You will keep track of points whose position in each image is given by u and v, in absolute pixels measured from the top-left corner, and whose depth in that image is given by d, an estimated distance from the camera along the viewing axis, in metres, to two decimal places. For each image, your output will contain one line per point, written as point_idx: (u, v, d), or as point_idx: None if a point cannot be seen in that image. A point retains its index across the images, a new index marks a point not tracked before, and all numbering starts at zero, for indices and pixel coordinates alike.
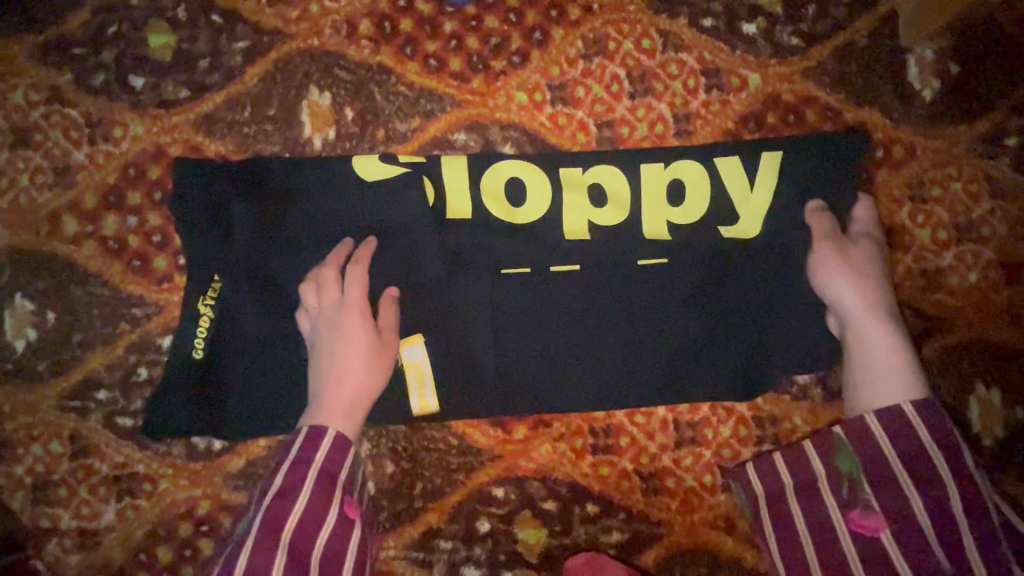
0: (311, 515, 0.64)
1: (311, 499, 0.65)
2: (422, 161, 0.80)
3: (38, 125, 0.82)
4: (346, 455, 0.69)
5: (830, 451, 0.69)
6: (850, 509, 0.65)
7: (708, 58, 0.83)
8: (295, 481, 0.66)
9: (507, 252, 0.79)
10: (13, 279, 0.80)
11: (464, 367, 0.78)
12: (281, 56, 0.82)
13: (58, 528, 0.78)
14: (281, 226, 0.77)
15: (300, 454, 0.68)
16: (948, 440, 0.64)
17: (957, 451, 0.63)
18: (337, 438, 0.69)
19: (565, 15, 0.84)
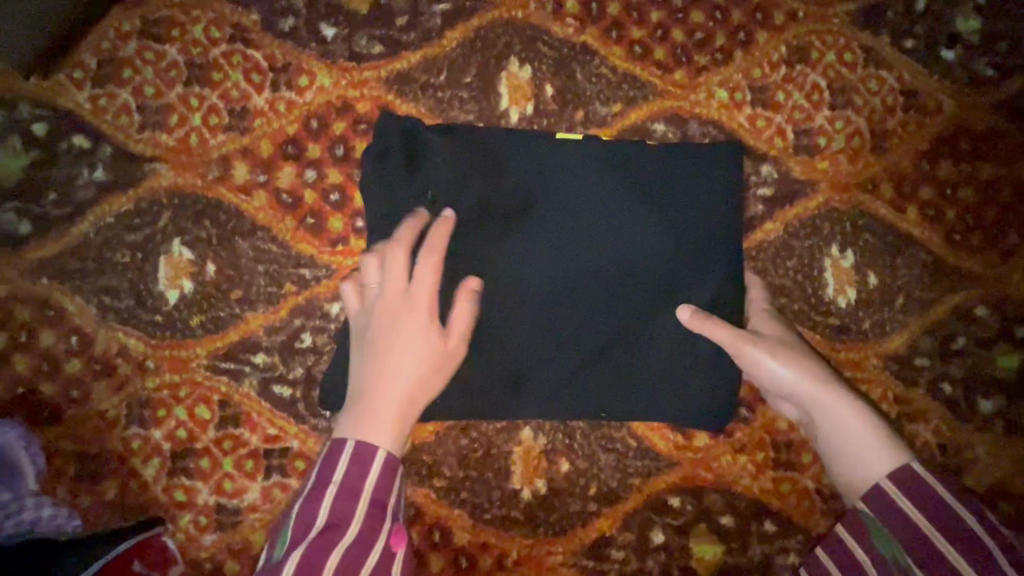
0: (358, 546, 0.54)
1: (362, 527, 0.55)
2: (623, 143, 0.77)
3: (217, 64, 0.76)
4: (393, 482, 0.59)
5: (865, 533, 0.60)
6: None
7: (906, 79, 0.83)
8: (346, 506, 0.56)
9: (701, 242, 0.75)
10: (174, 225, 0.74)
11: (654, 362, 0.73)
12: (483, 24, 0.79)
13: (194, 503, 0.70)
14: (479, 195, 0.73)
15: (347, 479, 0.57)
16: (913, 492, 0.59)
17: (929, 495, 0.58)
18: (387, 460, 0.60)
19: (770, 19, 0.82)
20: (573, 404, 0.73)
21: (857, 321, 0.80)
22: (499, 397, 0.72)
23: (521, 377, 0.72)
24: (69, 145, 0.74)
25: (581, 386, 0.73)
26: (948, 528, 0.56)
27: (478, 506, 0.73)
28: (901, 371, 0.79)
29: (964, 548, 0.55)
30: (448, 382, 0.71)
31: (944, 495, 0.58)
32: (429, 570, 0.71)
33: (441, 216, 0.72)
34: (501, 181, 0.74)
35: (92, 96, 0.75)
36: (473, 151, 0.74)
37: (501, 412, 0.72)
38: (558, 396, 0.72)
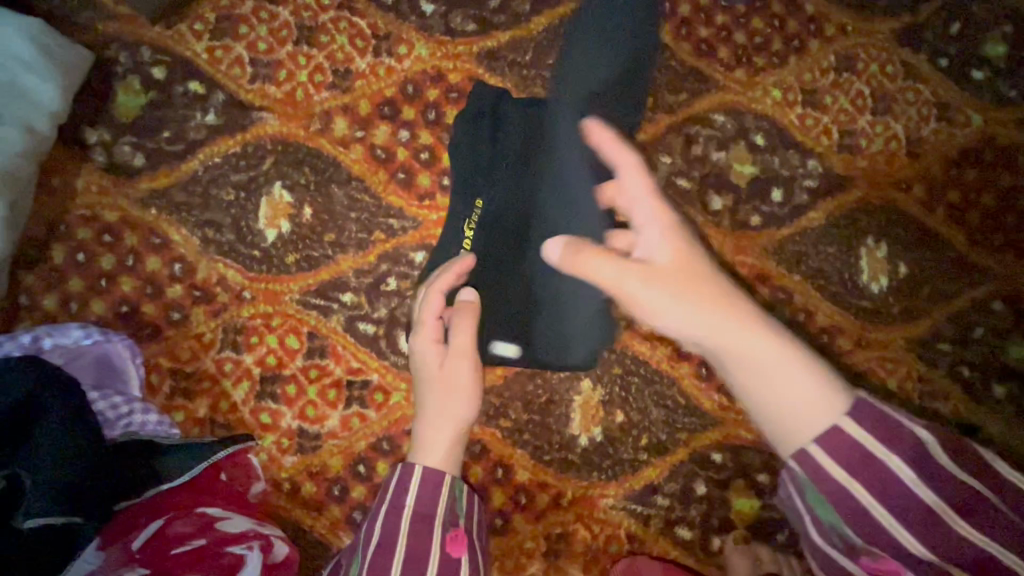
0: (413, 557, 0.60)
1: (412, 541, 0.61)
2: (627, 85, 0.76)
3: (324, 28, 0.83)
4: (438, 493, 0.65)
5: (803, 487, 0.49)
6: (856, 555, 0.48)
7: (940, 93, 0.92)
8: (397, 521, 0.63)
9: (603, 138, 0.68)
10: (276, 169, 0.80)
11: None
12: (567, 13, 0.87)
13: (278, 426, 0.76)
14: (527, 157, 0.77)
15: (395, 498, 0.65)
16: (859, 447, 0.48)
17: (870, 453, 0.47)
18: (427, 473, 0.66)
19: (822, 30, 0.91)
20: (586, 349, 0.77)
21: (888, 306, 0.87)
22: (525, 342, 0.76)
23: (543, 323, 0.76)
24: (184, 89, 0.80)
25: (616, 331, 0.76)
26: (868, 478, 0.47)
27: (539, 447, 0.78)
28: (924, 354, 0.87)
29: (895, 502, 0.47)
30: (486, 321, 0.76)
31: (867, 445, 0.48)
32: (491, 503, 0.77)
33: (499, 166, 0.78)
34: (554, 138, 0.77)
35: (209, 47, 0.81)
36: (538, 112, 0.80)
37: (524, 357, 0.77)
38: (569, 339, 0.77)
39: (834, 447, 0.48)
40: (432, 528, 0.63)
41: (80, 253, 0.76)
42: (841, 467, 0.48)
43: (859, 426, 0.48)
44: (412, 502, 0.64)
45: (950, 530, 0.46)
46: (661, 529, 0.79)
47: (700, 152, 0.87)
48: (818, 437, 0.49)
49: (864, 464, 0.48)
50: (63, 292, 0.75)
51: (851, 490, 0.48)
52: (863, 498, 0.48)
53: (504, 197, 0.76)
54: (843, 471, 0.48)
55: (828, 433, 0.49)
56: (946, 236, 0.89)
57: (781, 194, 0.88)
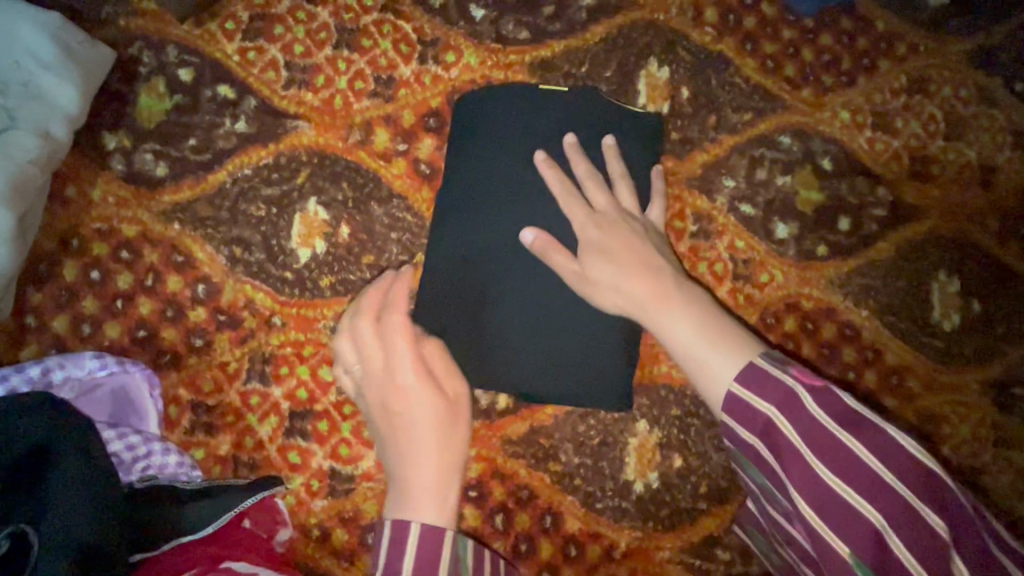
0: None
1: None
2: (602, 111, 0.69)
3: (367, 31, 0.77)
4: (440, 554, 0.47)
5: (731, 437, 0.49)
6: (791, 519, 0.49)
7: (1015, 119, 0.86)
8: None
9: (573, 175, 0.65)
10: (312, 183, 0.73)
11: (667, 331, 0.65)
12: (625, 23, 0.81)
13: (308, 465, 0.69)
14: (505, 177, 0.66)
15: (387, 565, 0.47)
16: (746, 405, 0.47)
17: (750, 410, 0.47)
18: (420, 528, 0.48)
19: (892, 49, 0.86)
20: (611, 382, 0.67)
21: (960, 345, 0.81)
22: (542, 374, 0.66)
23: (558, 350, 0.66)
24: (213, 94, 0.73)
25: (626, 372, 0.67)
26: (770, 440, 0.46)
27: (591, 494, 0.72)
28: (998, 398, 0.81)
29: (790, 470, 0.45)
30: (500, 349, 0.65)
31: (760, 404, 0.46)
32: (539, 554, 0.71)
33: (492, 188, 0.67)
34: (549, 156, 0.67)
35: (241, 48, 0.75)
36: (529, 121, 0.68)
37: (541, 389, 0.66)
38: (595, 368, 0.66)
39: (733, 405, 0.48)
40: None
41: (95, 270, 0.69)
42: (744, 429, 0.47)
43: (746, 389, 0.47)
44: (407, 569, 0.46)
45: (820, 482, 0.43)
46: None
47: (764, 175, 0.81)
48: (720, 405, 0.49)
49: (749, 419, 0.47)
50: (75, 313, 0.68)
51: (757, 449, 0.47)
52: (767, 456, 0.46)
53: (501, 226, 0.66)
54: (746, 431, 0.47)
55: (731, 404, 0.48)
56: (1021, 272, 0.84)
57: (849, 223, 0.82)
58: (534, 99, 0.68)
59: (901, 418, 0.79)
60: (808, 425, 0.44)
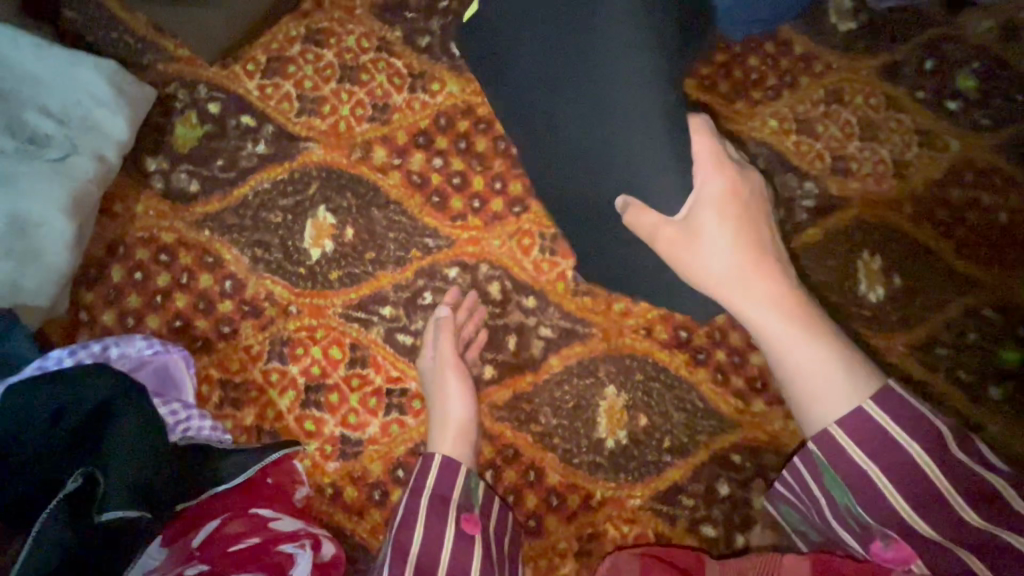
0: (432, 539, 0.65)
1: (430, 524, 0.66)
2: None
3: (365, 68, 0.92)
4: (456, 479, 0.70)
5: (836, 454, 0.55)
6: (869, 542, 0.55)
7: (920, 122, 1.01)
8: (413, 514, 0.66)
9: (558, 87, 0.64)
10: (320, 193, 0.87)
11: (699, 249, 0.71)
12: None
13: (322, 432, 0.80)
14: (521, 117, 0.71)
15: (416, 485, 0.70)
16: (883, 437, 0.53)
17: (891, 445, 0.52)
18: (445, 461, 0.71)
19: (811, 68, 1.01)
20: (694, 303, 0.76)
21: (886, 313, 0.94)
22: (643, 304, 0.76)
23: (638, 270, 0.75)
24: (237, 123, 0.88)
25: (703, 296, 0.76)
26: (886, 462, 0.52)
27: (568, 451, 0.83)
28: (923, 358, 0.93)
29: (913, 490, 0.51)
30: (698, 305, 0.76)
31: (887, 427, 0.53)
32: (525, 504, 0.81)
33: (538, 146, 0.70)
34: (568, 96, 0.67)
35: (261, 85, 0.89)
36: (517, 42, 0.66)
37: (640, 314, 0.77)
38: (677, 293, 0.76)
39: (854, 423, 0.54)
40: (448, 509, 0.67)
41: (138, 272, 0.82)
42: (863, 452, 0.53)
43: (882, 412, 0.53)
44: (432, 485, 0.69)
45: (947, 504, 0.50)
46: (687, 528, 0.82)
47: None
48: (840, 424, 0.54)
49: (882, 446, 0.53)
50: (122, 308, 0.80)
51: (867, 470, 0.53)
52: (877, 475, 0.53)
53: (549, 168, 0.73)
54: (868, 460, 0.53)
55: (825, 436, 0.56)
56: (934, 250, 0.97)
57: (782, 213, 0.96)
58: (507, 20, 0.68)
59: None
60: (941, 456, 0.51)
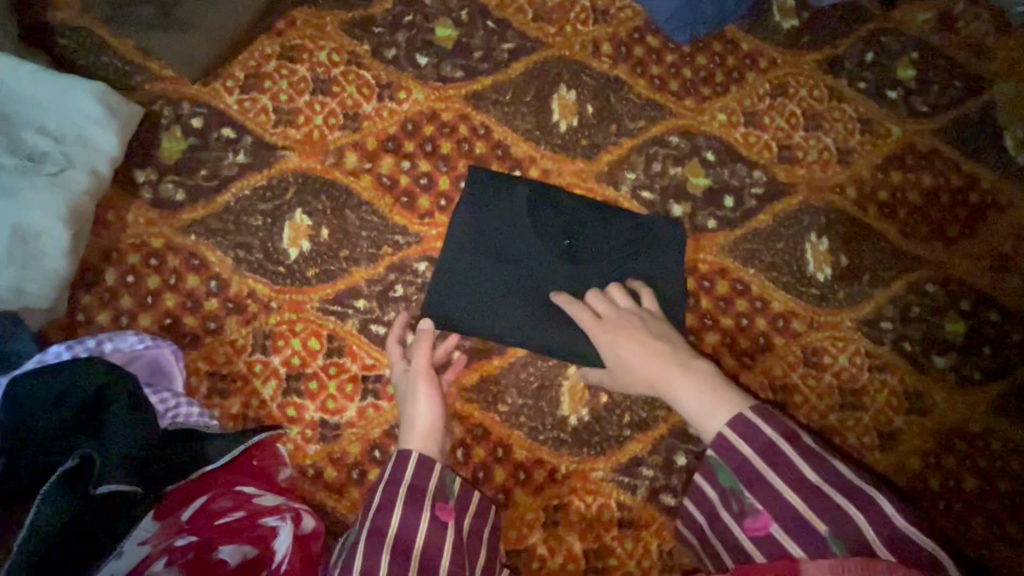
0: (407, 521, 0.68)
1: (405, 509, 0.69)
2: (468, 209, 0.93)
3: (336, 80, 0.99)
4: (431, 473, 0.73)
5: (727, 449, 0.69)
6: (743, 517, 0.67)
7: (861, 111, 1.08)
8: (390, 500, 0.70)
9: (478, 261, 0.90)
10: (297, 197, 0.93)
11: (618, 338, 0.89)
12: (539, 59, 1.03)
13: (303, 418, 0.86)
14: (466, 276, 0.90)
15: (391, 475, 0.72)
16: (766, 442, 0.67)
17: (773, 446, 0.67)
18: (421, 457, 0.74)
19: (756, 64, 1.08)
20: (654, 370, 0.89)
21: (834, 291, 0.99)
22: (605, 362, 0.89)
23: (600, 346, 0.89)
24: (219, 135, 0.95)
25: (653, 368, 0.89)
26: (773, 461, 0.66)
27: (534, 428, 0.88)
28: (870, 332, 0.98)
29: (786, 473, 0.65)
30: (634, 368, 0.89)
31: (773, 436, 0.67)
32: (494, 479, 0.86)
33: (508, 312, 0.89)
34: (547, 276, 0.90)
35: (240, 100, 0.96)
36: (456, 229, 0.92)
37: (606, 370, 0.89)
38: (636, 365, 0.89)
39: (748, 431, 0.68)
40: (423, 498, 0.71)
41: (130, 275, 0.88)
42: (748, 446, 0.67)
43: (767, 424, 0.68)
44: (408, 476, 0.72)
45: (806, 482, 0.64)
46: (648, 498, 0.88)
47: (659, 168, 1.01)
48: (732, 427, 0.69)
49: (768, 448, 0.67)
50: (116, 308, 0.87)
51: (754, 462, 0.67)
52: (763, 468, 0.66)
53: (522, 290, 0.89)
54: (747, 447, 0.68)
55: (721, 445, 0.69)
56: (876, 230, 1.02)
57: (733, 200, 1.02)
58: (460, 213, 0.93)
59: (790, 353, 0.96)
60: (801, 452, 0.66)
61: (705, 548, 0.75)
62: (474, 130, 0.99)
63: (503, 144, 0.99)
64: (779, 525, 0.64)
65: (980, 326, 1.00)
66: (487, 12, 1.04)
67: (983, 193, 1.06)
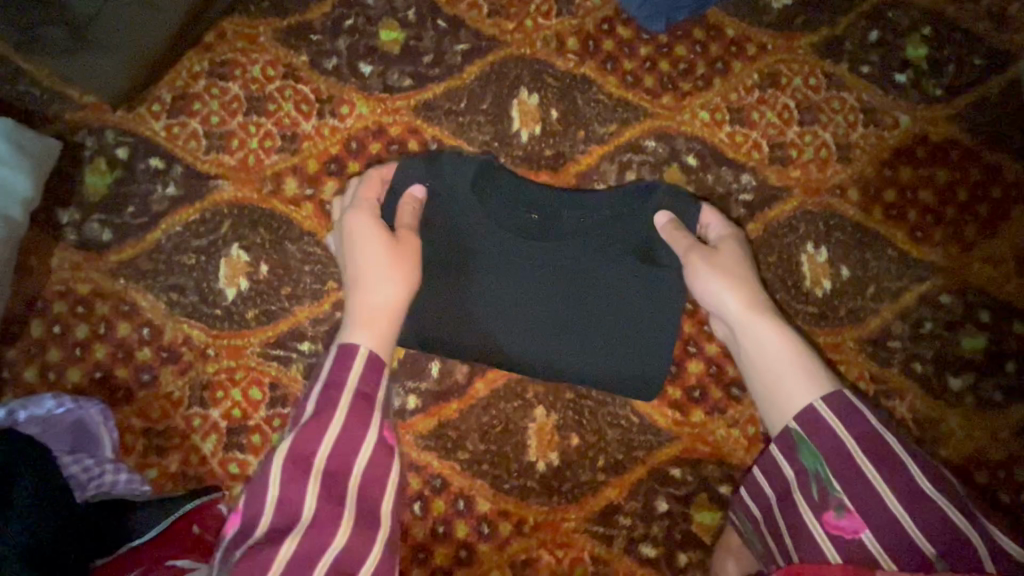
0: (348, 442, 0.58)
1: (344, 425, 0.59)
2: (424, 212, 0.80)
3: (272, 97, 0.90)
4: (380, 379, 0.64)
5: (819, 428, 0.62)
6: (823, 510, 0.59)
7: (865, 99, 0.95)
8: (327, 414, 0.59)
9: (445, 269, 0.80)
10: (232, 231, 0.85)
11: (608, 343, 0.81)
12: (496, 60, 0.92)
13: (246, 474, 0.79)
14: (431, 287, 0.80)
15: (332, 377, 0.62)
16: (870, 433, 0.60)
17: (878, 440, 0.59)
18: (371, 355, 0.64)
19: (743, 51, 0.95)
20: (646, 374, 0.81)
21: (834, 308, 0.89)
22: (588, 380, 0.81)
23: (592, 350, 0.81)
24: (146, 165, 0.87)
25: (643, 374, 0.81)
26: (878, 457, 0.58)
27: (499, 477, 0.81)
28: (876, 353, 0.88)
29: (888, 467, 0.58)
30: (640, 362, 0.81)
31: (880, 429, 0.60)
32: (456, 534, 0.79)
33: (487, 329, 0.81)
34: (519, 280, 0.81)
35: (167, 125, 0.88)
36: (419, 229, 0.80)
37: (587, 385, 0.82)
38: (627, 369, 0.81)
39: (849, 416, 0.61)
40: (370, 410, 0.61)
41: (57, 325, 0.82)
42: (846, 429, 0.60)
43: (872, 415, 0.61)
44: (353, 381, 0.62)
45: (910, 482, 0.57)
46: (625, 548, 0.80)
47: (635, 177, 0.90)
48: (831, 405, 0.62)
49: (872, 440, 0.59)
50: (43, 363, 0.81)
51: (852, 453, 0.59)
52: (863, 460, 0.58)
53: (497, 295, 0.81)
54: (845, 431, 0.60)
55: (812, 416, 0.63)
56: (881, 236, 0.91)
57: (718, 210, 0.91)
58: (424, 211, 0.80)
59: None
60: (906, 453, 0.59)
61: (769, 532, 0.65)
62: (425, 145, 0.89)
63: None
64: (873, 525, 0.56)
65: (1003, 341, 0.89)
66: (437, 10, 0.93)
67: (1007, 186, 0.93)
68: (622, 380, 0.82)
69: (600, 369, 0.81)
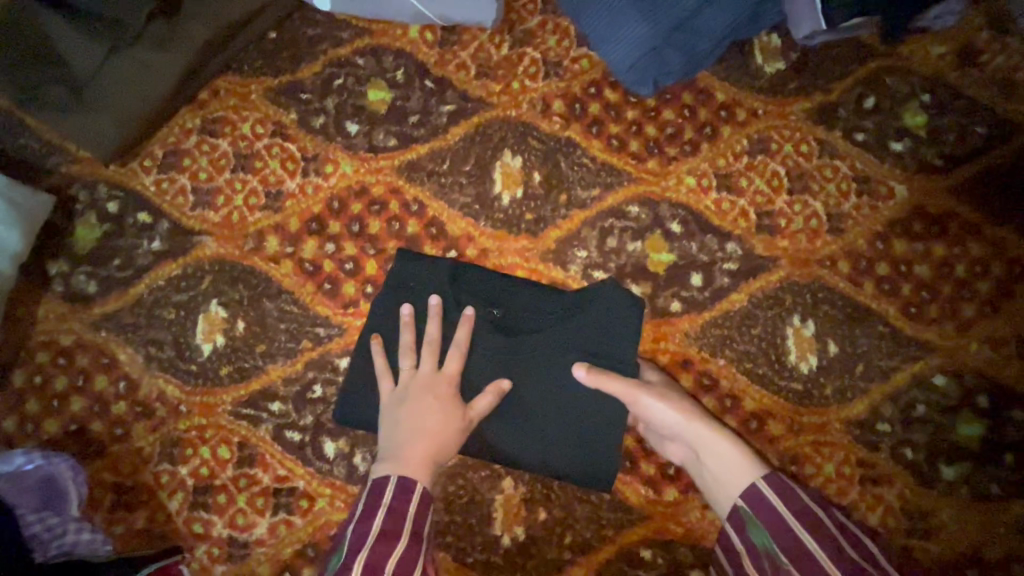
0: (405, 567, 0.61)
1: (405, 551, 0.61)
2: (401, 285, 0.83)
3: (260, 154, 0.91)
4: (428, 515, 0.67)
5: (761, 504, 0.65)
6: None
7: (859, 167, 0.92)
8: (394, 530, 0.62)
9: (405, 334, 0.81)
10: (211, 287, 0.87)
11: (565, 429, 0.79)
12: (481, 121, 0.93)
13: (209, 534, 0.79)
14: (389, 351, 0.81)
15: (393, 506, 0.65)
16: (804, 507, 0.63)
17: (809, 512, 0.63)
18: (426, 493, 0.67)
19: (733, 116, 0.94)
20: (603, 464, 0.79)
21: (820, 386, 0.85)
22: (548, 465, 0.79)
23: (545, 432, 0.79)
24: (135, 220, 0.89)
25: (599, 460, 0.79)
26: (815, 528, 0.61)
27: (462, 550, 0.79)
28: (863, 436, 0.84)
29: (819, 537, 0.61)
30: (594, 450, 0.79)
31: (810, 503, 0.63)
32: None
33: None
34: (478, 352, 0.81)
35: (157, 180, 0.90)
36: (388, 294, 0.83)
37: (554, 472, 0.79)
38: (580, 455, 0.79)
39: (787, 493, 0.64)
40: (421, 547, 0.63)
41: (38, 375, 0.83)
42: (784, 507, 0.64)
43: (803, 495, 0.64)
44: (411, 517, 0.65)
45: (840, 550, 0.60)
46: None
47: (615, 244, 0.89)
48: (768, 483, 0.66)
49: (805, 514, 0.63)
50: (21, 413, 0.82)
51: (792, 524, 0.62)
52: (798, 529, 0.62)
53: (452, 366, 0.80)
54: (783, 508, 0.64)
55: (753, 497, 0.66)
56: (870, 312, 0.88)
57: (701, 278, 0.88)
58: (397, 280, 0.84)
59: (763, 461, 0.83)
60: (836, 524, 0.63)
61: None
62: (406, 206, 0.90)
63: (437, 221, 0.89)
64: None
65: (1003, 429, 0.84)
66: (425, 70, 0.94)
67: (1010, 263, 0.89)
68: (588, 469, 0.79)
69: (547, 451, 0.79)
